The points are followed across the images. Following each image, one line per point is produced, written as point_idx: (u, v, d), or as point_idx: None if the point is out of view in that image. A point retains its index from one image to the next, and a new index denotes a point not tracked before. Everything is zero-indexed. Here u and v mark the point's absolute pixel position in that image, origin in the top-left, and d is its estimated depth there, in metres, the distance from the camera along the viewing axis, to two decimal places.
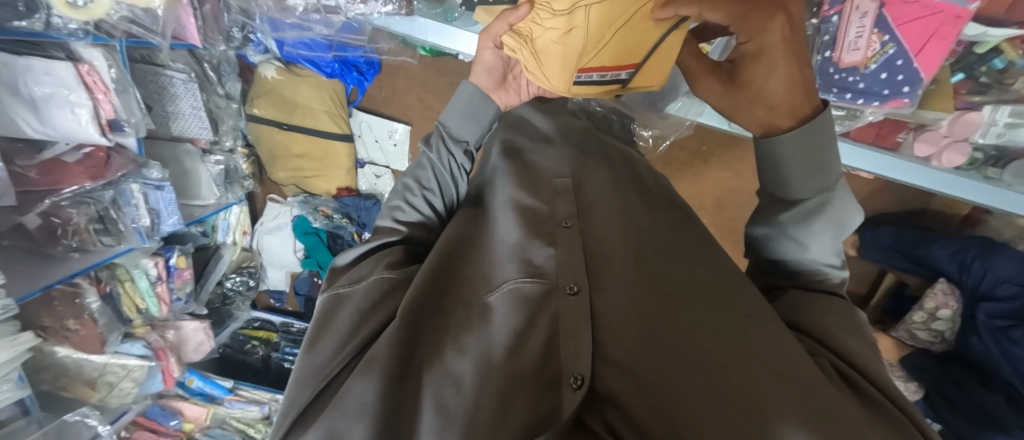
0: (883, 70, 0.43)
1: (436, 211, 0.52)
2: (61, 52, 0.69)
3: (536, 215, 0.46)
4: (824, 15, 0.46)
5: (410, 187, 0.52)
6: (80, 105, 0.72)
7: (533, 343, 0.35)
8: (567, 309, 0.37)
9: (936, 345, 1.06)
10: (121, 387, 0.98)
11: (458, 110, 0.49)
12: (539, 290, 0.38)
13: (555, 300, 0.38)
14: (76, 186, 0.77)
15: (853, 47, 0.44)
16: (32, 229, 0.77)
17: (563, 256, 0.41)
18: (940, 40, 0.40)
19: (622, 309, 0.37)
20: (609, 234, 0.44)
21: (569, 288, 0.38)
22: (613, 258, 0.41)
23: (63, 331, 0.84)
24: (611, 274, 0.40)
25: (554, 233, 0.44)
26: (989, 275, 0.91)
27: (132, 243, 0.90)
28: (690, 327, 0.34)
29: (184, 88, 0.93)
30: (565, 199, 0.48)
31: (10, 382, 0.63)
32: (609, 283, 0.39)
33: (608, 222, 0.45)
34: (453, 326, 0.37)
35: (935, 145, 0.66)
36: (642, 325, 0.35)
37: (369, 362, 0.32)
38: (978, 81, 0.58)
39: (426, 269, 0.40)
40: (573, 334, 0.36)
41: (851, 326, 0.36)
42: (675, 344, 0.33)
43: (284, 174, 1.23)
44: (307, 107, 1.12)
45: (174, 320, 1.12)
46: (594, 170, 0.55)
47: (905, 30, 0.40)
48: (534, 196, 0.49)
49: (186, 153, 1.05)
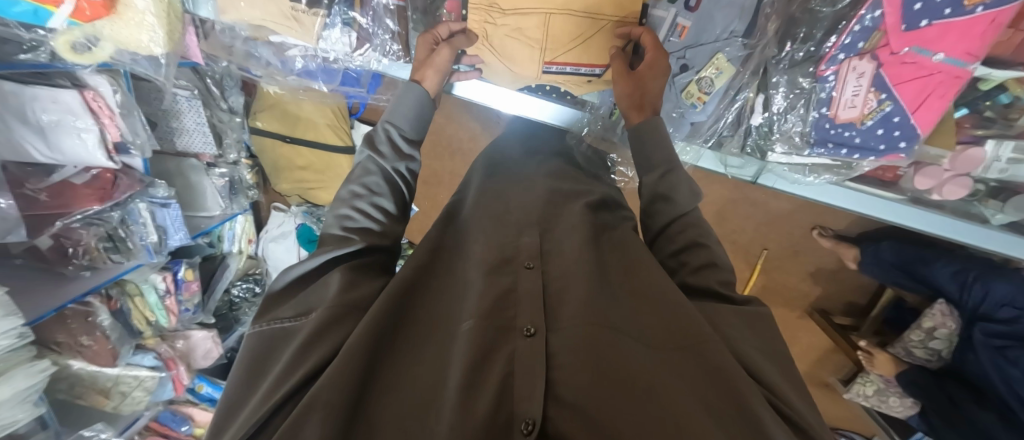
0: (880, 126, 0.44)
1: (387, 213, 0.52)
2: (66, 80, 0.70)
3: (503, 256, 0.48)
4: (822, 74, 0.48)
5: (360, 193, 0.51)
6: (87, 130, 0.73)
7: (489, 382, 0.35)
8: (522, 350, 0.39)
9: (932, 363, 1.06)
10: (133, 396, 1.01)
11: (400, 106, 0.55)
12: (498, 332, 0.40)
13: (513, 341, 0.40)
14: (85, 209, 0.78)
15: (851, 103, 0.46)
16: (44, 249, 0.79)
17: (521, 297, 0.44)
18: (938, 99, 0.40)
19: (575, 348, 0.38)
20: (569, 273, 0.46)
21: (525, 330, 0.40)
22: (569, 298, 0.44)
23: (77, 346, 0.87)
24: (567, 313, 0.42)
25: (515, 275, 0.46)
26: (989, 297, 0.88)
27: (140, 259, 0.93)
28: (633, 364, 0.36)
29: (187, 105, 0.94)
30: (530, 236, 0.51)
31: (30, 403, 0.66)
32: (565, 323, 0.41)
33: (566, 259, 0.48)
34: (410, 367, 0.38)
35: (935, 178, 0.65)
36: (595, 365, 0.37)
37: (314, 397, 0.31)
38: (983, 115, 0.58)
39: (387, 294, 0.41)
40: (526, 373, 0.37)
41: (778, 369, 0.38)
42: (623, 383, 0.35)
43: (287, 185, 1.24)
44: (309, 122, 1.13)
45: (183, 330, 1.14)
46: (570, 210, 0.56)
47: (902, 90, 0.41)
48: (497, 242, 0.50)
49: (191, 167, 1.06)
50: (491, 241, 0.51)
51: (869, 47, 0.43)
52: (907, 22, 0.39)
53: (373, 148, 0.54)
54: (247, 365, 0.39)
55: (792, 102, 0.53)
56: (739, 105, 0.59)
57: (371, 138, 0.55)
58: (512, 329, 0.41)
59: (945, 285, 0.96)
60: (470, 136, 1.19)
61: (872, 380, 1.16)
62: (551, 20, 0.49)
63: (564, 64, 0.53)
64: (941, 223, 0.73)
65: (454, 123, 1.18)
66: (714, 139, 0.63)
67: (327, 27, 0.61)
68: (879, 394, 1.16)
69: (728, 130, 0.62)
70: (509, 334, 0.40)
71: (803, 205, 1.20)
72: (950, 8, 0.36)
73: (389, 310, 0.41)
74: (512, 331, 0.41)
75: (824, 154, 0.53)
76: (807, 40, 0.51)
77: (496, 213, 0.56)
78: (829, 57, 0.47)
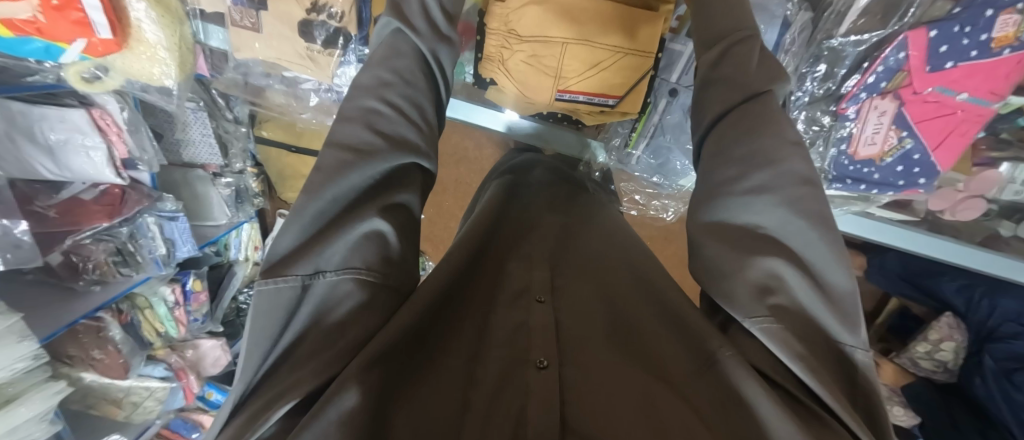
0: (900, 162, 0.52)
1: (424, 117, 0.40)
2: (75, 99, 0.70)
3: (515, 289, 0.47)
4: (843, 112, 0.53)
5: (388, 82, 0.38)
6: (95, 148, 0.72)
7: (501, 417, 0.31)
8: (537, 381, 0.35)
9: (938, 375, 1.04)
10: (145, 406, 1.03)
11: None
12: (509, 367, 0.36)
13: (525, 373, 0.36)
14: (95, 225, 0.78)
15: (870, 141, 0.53)
16: (54, 265, 0.78)
17: (534, 328, 0.41)
18: (958, 136, 0.49)
19: (593, 387, 0.35)
20: (581, 314, 0.45)
21: (538, 362, 0.37)
22: (585, 339, 0.41)
23: (90, 360, 0.88)
24: (584, 354, 0.39)
25: (527, 308, 0.44)
26: (996, 312, 0.93)
27: (149, 272, 0.93)
28: (660, 404, 0.33)
29: (194, 117, 0.94)
30: (540, 271, 0.50)
31: (47, 422, 0.67)
32: (582, 362, 0.38)
33: (580, 300, 0.47)
34: (425, 388, 0.32)
35: (949, 200, 0.64)
36: (618, 404, 0.33)
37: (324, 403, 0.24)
38: (1000, 136, 0.58)
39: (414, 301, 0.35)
40: (545, 405, 0.32)
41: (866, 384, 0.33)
42: (652, 423, 0.31)
43: (292, 194, 1.25)
44: (315, 132, 1.14)
45: (192, 339, 1.16)
46: (580, 250, 0.58)
47: (924, 129, 0.49)
48: (509, 277, 0.49)
49: (198, 178, 1.05)
50: (502, 274, 0.50)
51: (892, 86, 0.49)
52: (932, 65, 0.45)
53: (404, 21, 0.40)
54: (242, 360, 0.28)
55: (813, 136, 0.56)
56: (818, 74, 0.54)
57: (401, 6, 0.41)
58: (525, 361, 0.37)
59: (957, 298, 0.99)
60: (476, 144, 1.19)
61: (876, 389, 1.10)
62: (566, 49, 0.50)
63: (577, 92, 0.53)
64: (972, 254, 0.71)
65: (460, 131, 1.17)
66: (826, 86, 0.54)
67: (342, 65, 0.63)
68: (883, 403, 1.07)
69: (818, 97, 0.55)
70: (522, 366, 0.37)
71: None
72: (978, 50, 0.43)
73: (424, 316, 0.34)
74: (525, 364, 0.37)
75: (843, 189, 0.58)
76: (829, 78, 0.53)
77: (514, 241, 0.56)
78: (851, 96, 0.51)
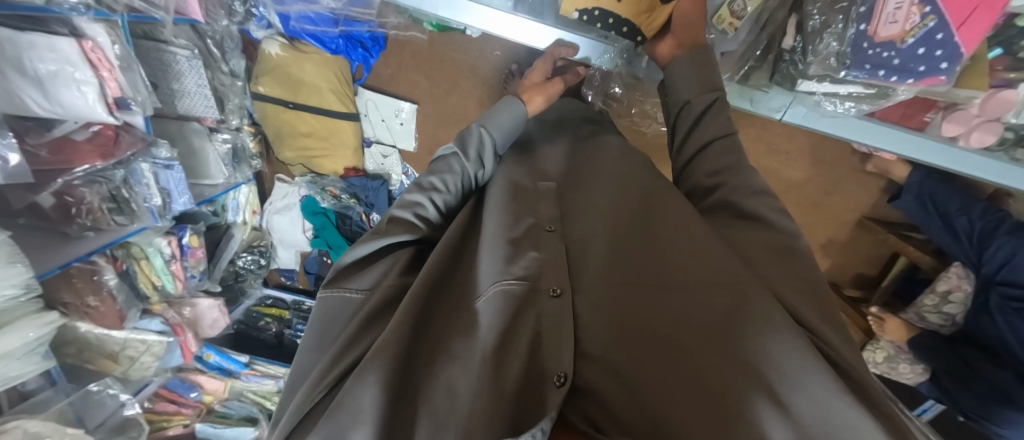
0: (921, 45, 0.46)
1: (444, 202, 0.49)
2: (64, 28, 0.66)
3: (522, 209, 0.48)
4: None
5: (437, 187, 0.49)
6: (86, 83, 0.69)
7: (519, 345, 0.36)
8: (549, 310, 0.39)
9: (945, 328, 1.04)
10: (142, 361, 1.04)
11: (502, 122, 0.55)
12: (524, 291, 0.40)
13: (539, 301, 0.40)
14: (86, 165, 0.76)
15: (892, 19, 0.47)
16: (46, 207, 0.77)
17: (546, 260, 0.43)
18: (985, 11, 0.42)
19: (604, 307, 0.38)
20: (592, 234, 0.46)
21: (551, 290, 0.41)
22: (593, 257, 0.43)
23: (84, 307, 0.89)
24: (593, 274, 0.41)
25: (537, 235, 0.46)
26: (1005, 261, 0.85)
27: (144, 222, 0.92)
28: (660, 309, 0.35)
29: (187, 65, 0.91)
30: (548, 202, 0.51)
31: (37, 355, 0.66)
32: (591, 283, 0.41)
33: (591, 217, 0.48)
34: (451, 328, 0.38)
35: (965, 124, 0.62)
36: (615, 322, 0.37)
37: (365, 362, 0.30)
38: (1017, 56, 0.52)
39: (432, 265, 0.41)
40: (553, 334, 0.38)
41: (826, 317, 0.34)
42: (651, 330, 0.34)
43: (290, 154, 1.21)
44: (312, 85, 1.08)
45: (190, 297, 1.14)
46: (585, 164, 0.58)
47: (948, 3, 0.43)
48: (517, 197, 0.50)
49: (193, 131, 1.05)
50: (512, 198, 0.49)
51: None
52: None
53: (460, 146, 0.51)
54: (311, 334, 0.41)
55: (830, 17, 0.53)
56: (769, 31, 0.62)
57: (463, 137, 0.52)
58: (538, 290, 0.41)
59: (959, 236, 0.94)
60: (477, 103, 1.13)
61: (884, 346, 1.15)
62: None
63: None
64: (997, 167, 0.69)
65: (460, 89, 1.12)
66: (743, 71, 0.68)
67: None
68: (889, 361, 1.15)
69: (757, 60, 0.66)
70: (533, 294, 0.40)
71: (817, 173, 1.18)
72: None
73: (433, 280, 0.40)
74: (537, 292, 0.41)
75: (858, 77, 0.52)
76: None
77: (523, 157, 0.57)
78: None
